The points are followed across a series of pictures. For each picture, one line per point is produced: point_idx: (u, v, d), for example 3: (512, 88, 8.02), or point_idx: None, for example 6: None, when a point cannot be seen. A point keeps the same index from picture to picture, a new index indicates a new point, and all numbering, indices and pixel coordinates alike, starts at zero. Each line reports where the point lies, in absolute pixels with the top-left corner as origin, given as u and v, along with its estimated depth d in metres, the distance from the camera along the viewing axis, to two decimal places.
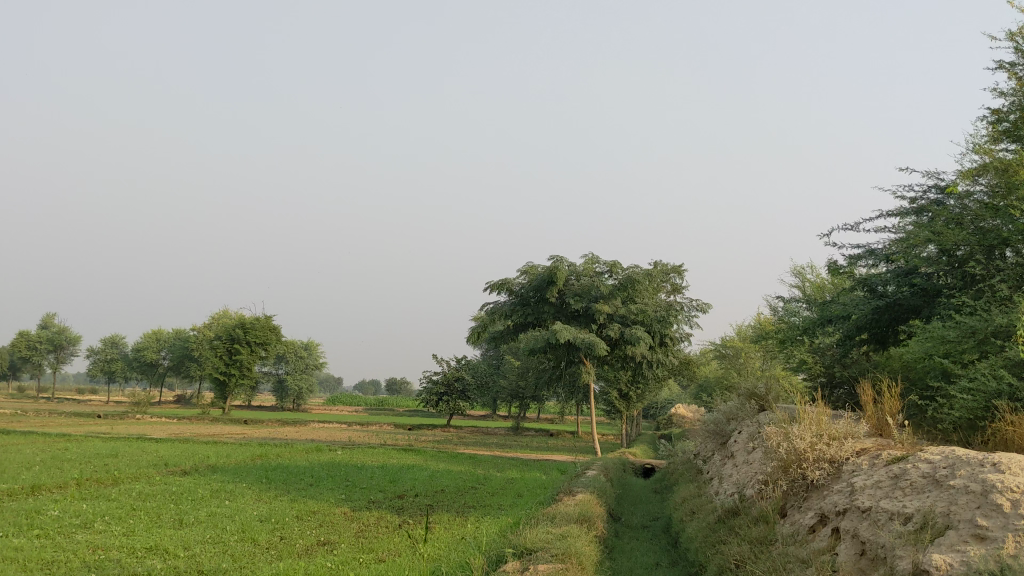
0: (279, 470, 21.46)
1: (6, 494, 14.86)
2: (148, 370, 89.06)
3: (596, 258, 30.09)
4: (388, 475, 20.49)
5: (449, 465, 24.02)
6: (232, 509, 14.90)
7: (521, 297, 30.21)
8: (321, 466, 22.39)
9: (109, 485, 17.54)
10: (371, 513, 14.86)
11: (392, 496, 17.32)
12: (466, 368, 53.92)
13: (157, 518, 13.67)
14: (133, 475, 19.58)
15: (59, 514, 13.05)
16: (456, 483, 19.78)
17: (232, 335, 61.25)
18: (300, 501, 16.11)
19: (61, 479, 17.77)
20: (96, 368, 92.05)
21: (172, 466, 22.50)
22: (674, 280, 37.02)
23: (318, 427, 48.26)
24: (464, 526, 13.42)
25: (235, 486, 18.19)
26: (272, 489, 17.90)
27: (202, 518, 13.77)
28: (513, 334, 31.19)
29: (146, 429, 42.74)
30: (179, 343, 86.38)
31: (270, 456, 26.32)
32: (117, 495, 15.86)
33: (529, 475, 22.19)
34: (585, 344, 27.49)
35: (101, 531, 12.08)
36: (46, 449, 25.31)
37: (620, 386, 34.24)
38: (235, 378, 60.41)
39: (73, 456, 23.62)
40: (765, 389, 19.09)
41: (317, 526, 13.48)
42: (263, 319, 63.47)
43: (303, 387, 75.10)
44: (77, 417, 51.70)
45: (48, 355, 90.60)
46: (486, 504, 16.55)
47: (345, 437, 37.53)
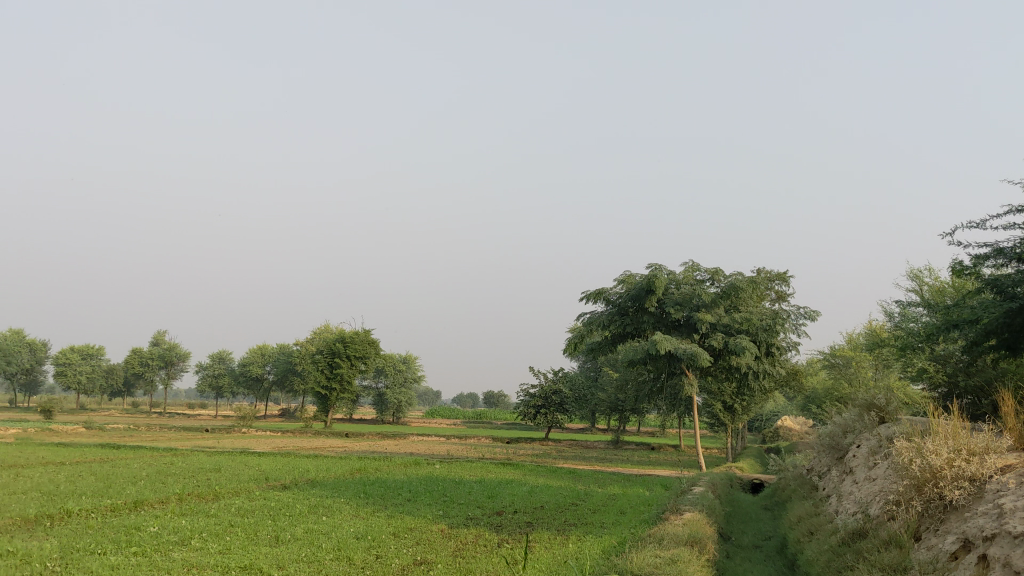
0: (377, 485, 21.14)
1: (110, 510, 14.88)
2: (254, 384, 91.17)
3: (697, 265, 29.04)
4: (486, 490, 19.97)
5: (548, 480, 23.37)
6: (329, 526, 14.58)
7: (619, 307, 29.37)
8: (419, 480, 22.05)
9: (210, 500, 17.45)
10: (469, 531, 14.35)
11: (491, 512, 16.77)
12: (564, 380, 53.29)
13: (255, 535, 13.41)
14: (234, 490, 19.60)
15: (158, 531, 12.93)
16: (556, 500, 19.11)
17: (334, 349, 62.07)
18: (397, 517, 15.75)
19: (164, 494, 17.74)
20: (206, 384, 94.76)
21: (273, 480, 22.43)
22: (779, 288, 35.61)
23: (417, 441, 48.22)
24: (565, 547, 12.76)
25: (332, 501, 17.94)
26: (370, 505, 17.57)
27: (298, 536, 13.45)
28: (612, 345, 30.40)
29: (250, 443, 43.47)
30: (282, 358, 88.08)
31: (370, 470, 26.18)
32: (216, 511, 15.72)
33: (632, 491, 21.36)
34: (686, 354, 26.48)
35: (198, 549, 11.84)
36: (153, 463, 25.68)
37: (725, 398, 33.06)
38: (336, 392, 61.13)
39: (177, 470, 23.78)
40: (885, 400, 17.82)
41: (415, 545, 12.98)
42: (363, 333, 64.03)
43: (403, 400, 75.63)
44: (184, 431, 52.94)
45: (160, 371, 93.64)
46: (588, 522, 15.84)
47: (445, 452, 37.34)
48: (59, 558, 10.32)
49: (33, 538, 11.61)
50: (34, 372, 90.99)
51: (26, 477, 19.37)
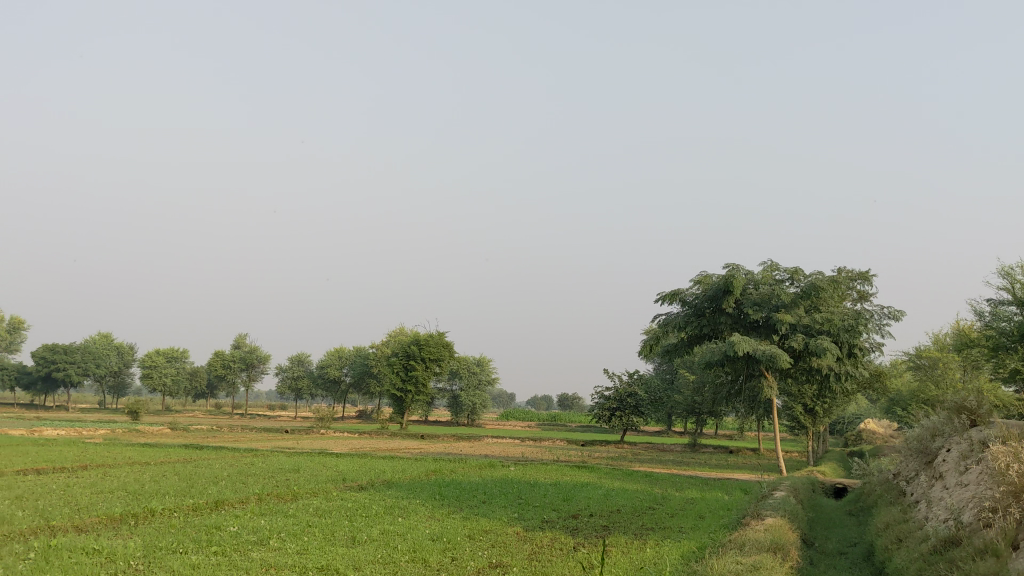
0: (452, 486, 21.14)
1: (192, 509, 15.18)
2: (331, 387, 92.65)
3: (775, 264, 28.40)
4: (562, 493, 19.81)
5: (624, 483, 23.06)
6: (404, 527, 14.60)
7: (696, 308, 28.90)
8: (494, 482, 22.00)
9: (288, 500, 17.70)
10: (545, 534, 14.20)
11: (566, 515, 16.61)
12: (640, 383, 52.86)
13: (332, 536, 13.49)
14: (312, 490, 19.86)
15: (237, 531, 13.11)
16: (632, 503, 18.82)
17: (409, 352, 62.66)
18: (473, 519, 15.72)
19: (244, 494, 18.03)
20: (286, 386, 96.77)
21: (350, 481, 22.70)
22: (860, 287, 34.61)
23: (492, 443, 48.30)
24: (642, 551, 12.51)
25: (408, 502, 17.98)
26: (445, 506, 17.55)
27: (374, 537, 13.48)
28: (688, 347, 29.94)
29: (328, 443, 44.21)
30: (359, 360, 89.26)
31: (446, 472, 26.24)
32: (295, 511, 15.91)
33: (710, 495, 20.92)
34: (766, 355, 25.88)
35: (276, 549, 11.95)
36: (235, 463, 26.23)
37: (805, 400, 32.27)
38: (412, 394, 61.75)
39: (258, 471, 24.26)
40: (976, 402, 17.08)
41: (490, 548, 12.88)
42: (437, 336, 64.43)
43: (477, 403, 75.97)
44: (265, 432, 54.07)
45: (241, 373, 95.87)
46: (666, 527, 15.54)
47: (520, 454, 37.25)
48: (143, 556, 10.53)
49: (117, 536, 11.87)
50: (122, 374, 93.98)
51: (114, 477, 19.93)
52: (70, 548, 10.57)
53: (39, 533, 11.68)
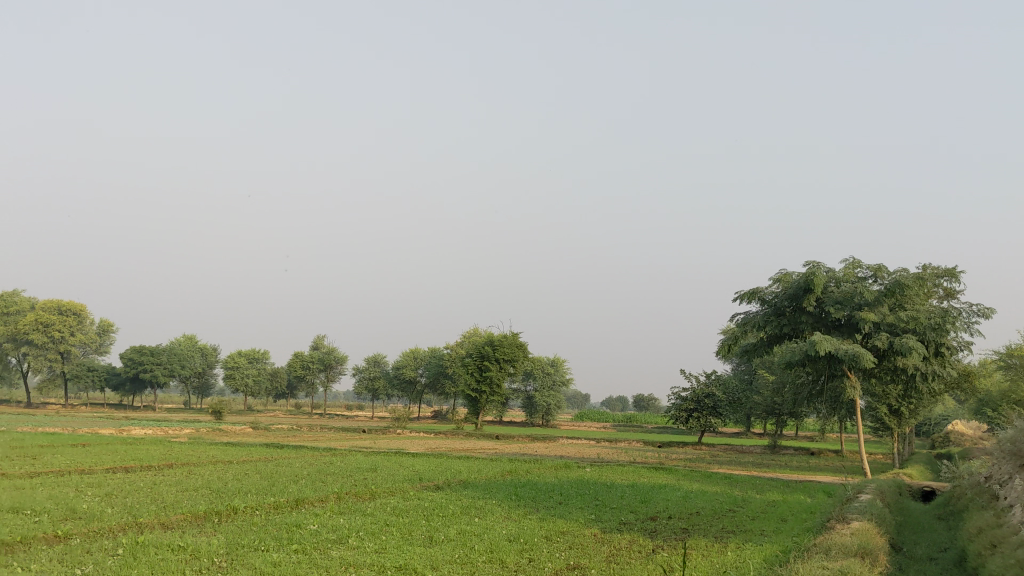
0: (528, 487, 21.05)
1: (273, 508, 15.45)
2: (407, 387, 93.57)
3: (858, 262, 27.64)
4: (640, 495, 19.56)
5: (703, 485, 22.66)
6: (482, 527, 14.61)
7: (775, 307, 28.31)
8: (570, 483, 21.84)
9: (366, 499, 17.88)
10: (622, 536, 14.02)
11: (644, 517, 16.39)
12: (717, 384, 52.10)
13: (409, 535, 13.57)
14: (390, 489, 20.02)
15: (317, 529, 13.27)
16: (712, 505, 18.52)
17: (483, 352, 62.91)
18: (550, 520, 15.62)
19: (324, 493, 18.28)
20: (363, 387, 98.10)
21: (427, 481, 22.85)
22: (947, 284, 33.44)
23: (567, 444, 48.08)
24: (723, 554, 12.27)
25: (485, 503, 18.00)
26: (522, 507, 17.52)
27: (451, 536, 13.51)
28: (768, 347, 29.35)
29: (405, 443, 44.68)
30: (433, 360, 89.96)
31: (522, 472, 26.21)
32: (373, 510, 16.06)
33: (792, 498, 20.42)
34: (849, 355, 25.19)
35: (354, 548, 12.04)
36: (315, 463, 26.67)
37: (890, 401, 31.31)
38: (486, 395, 61.99)
39: (337, 470, 24.62)
40: None
41: (568, 549, 12.77)
42: (511, 336, 64.47)
43: (552, 403, 75.87)
44: (343, 432, 54.88)
45: (319, 374, 97.54)
46: (747, 530, 15.23)
47: (596, 455, 37.00)
48: (226, 554, 10.71)
49: (202, 533, 12.11)
50: (206, 375, 96.50)
51: (199, 475, 20.42)
52: (156, 545, 10.82)
53: (127, 530, 12.01)
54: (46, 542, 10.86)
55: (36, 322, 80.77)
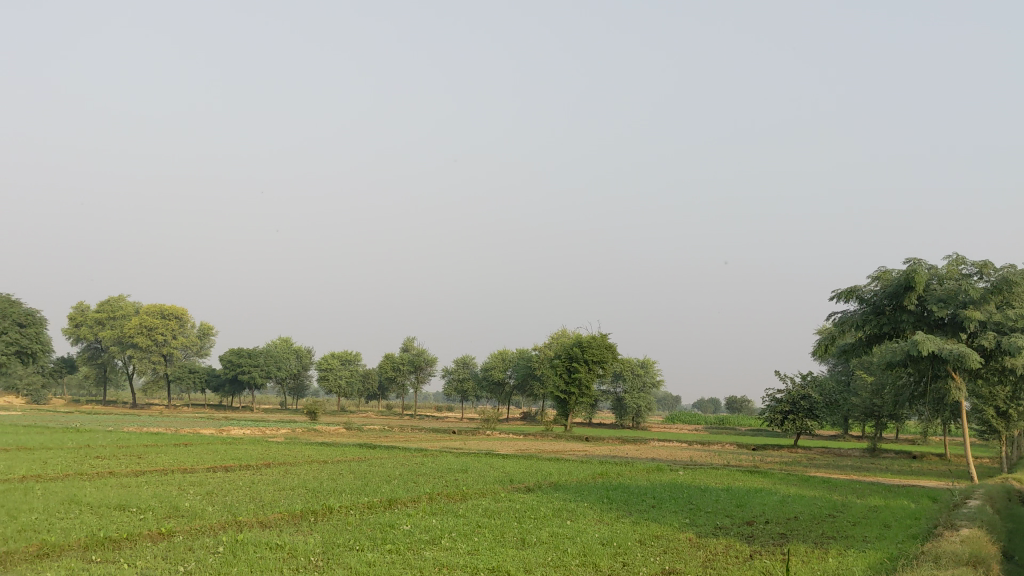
0: (620, 490, 20.76)
1: (367, 507, 15.62)
2: (497, 389, 93.92)
3: (962, 258, 26.52)
4: (735, 499, 19.13)
5: (801, 489, 22.03)
6: (574, 529, 14.47)
7: (875, 306, 27.36)
8: (663, 487, 21.48)
9: (459, 500, 17.97)
10: (719, 541, 13.71)
11: (740, 522, 16.01)
12: (813, 385, 50.71)
13: (501, 537, 13.53)
14: (481, 491, 20.04)
15: (410, 529, 13.37)
16: (811, 510, 17.97)
17: (571, 353, 62.68)
18: (643, 524, 15.39)
19: (417, 494, 18.44)
20: (452, 388, 98.86)
21: (518, 482, 22.81)
22: None
23: (659, 446, 47.45)
24: (825, 561, 11.88)
25: (576, 505, 17.87)
26: (614, 510, 17.32)
27: (544, 539, 13.43)
28: (867, 347, 28.42)
29: (496, 445, 44.88)
30: (522, 362, 90.01)
31: (613, 474, 25.96)
32: (465, 512, 16.10)
33: (895, 503, 19.65)
34: (953, 355, 24.17)
35: (447, 549, 12.06)
36: (407, 463, 26.95)
37: (997, 403, 29.95)
38: (576, 396, 61.71)
39: (428, 470, 24.82)
40: None
41: (663, 553, 12.55)
42: (600, 337, 63.99)
43: (643, 405, 75.09)
44: (434, 433, 55.35)
45: (410, 375, 98.67)
46: (848, 535, 14.72)
47: (689, 458, 36.39)
48: (322, 553, 10.85)
49: (298, 532, 12.31)
50: (301, 377, 98.72)
51: (295, 475, 20.86)
52: (256, 543, 11.03)
53: (228, 528, 12.30)
54: (150, 539, 11.20)
55: (140, 326, 84.01)
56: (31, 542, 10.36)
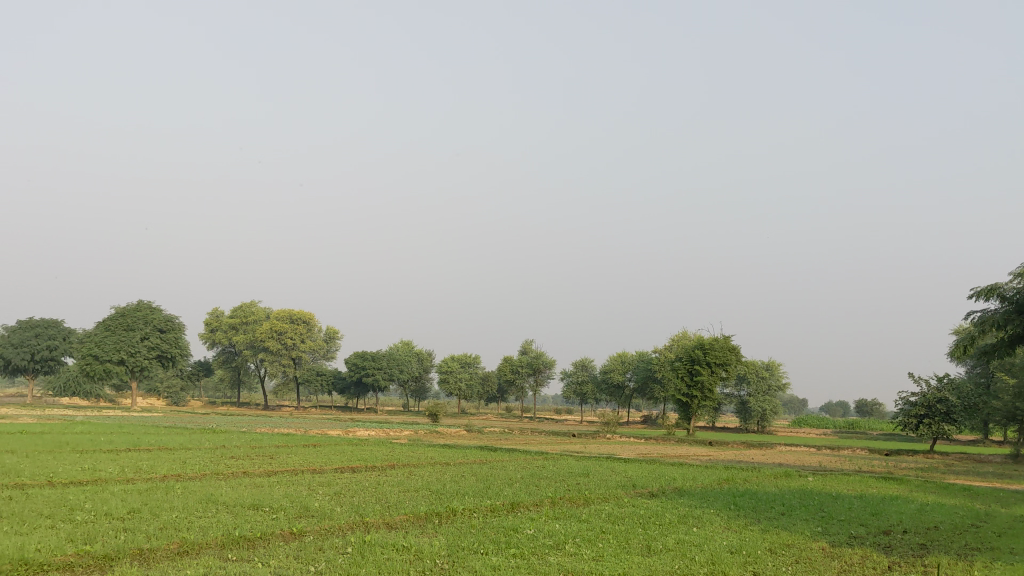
0: (747, 497, 20.20)
1: (490, 511, 15.69)
2: (617, 392, 93.23)
3: None
4: (869, 507, 18.31)
5: (939, 497, 20.93)
6: (701, 537, 14.14)
7: (1017, 304, 25.75)
8: (792, 493, 20.77)
9: (581, 505, 17.83)
10: (854, 551, 13.14)
11: (876, 531, 15.30)
12: (950, 388, 48.21)
13: (626, 543, 13.33)
14: (604, 496, 19.84)
15: (534, 533, 13.34)
16: (952, 520, 17.02)
17: (693, 356, 61.60)
18: (772, 532, 14.90)
19: (539, 498, 18.40)
20: (572, 391, 98.75)
21: (640, 487, 22.48)
22: None
23: (785, 451, 46.05)
24: None
25: (703, 511, 17.48)
26: (741, 517, 16.87)
27: (670, 546, 13.14)
28: (1009, 348, 26.75)
29: (617, 449, 44.42)
30: (642, 365, 89.06)
31: (737, 480, 25.34)
32: (589, 517, 15.96)
33: None
34: None
35: (572, 554, 11.96)
36: (527, 467, 26.99)
37: None
38: (698, 400, 60.60)
39: (549, 474, 24.77)
40: None
41: (795, 563, 12.10)
42: (722, 339, 62.64)
43: (767, 408, 73.13)
44: (555, 436, 55.34)
45: (529, 378, 99.02)
46: (996, 547, 13.87)
47: (816, 463, 35.23)
48: (447, 555, 10.93)
49: (424, 534, 12.45)
50: (423, 380, 100.50)
51: (419, 476, 21.23)
52: (382, 544, 11.20)
53: (355, 529, 12.55)
54: (282, 539, 11.51)
55: (271, 330, 87.41)
56: (172, 539, 10.79)
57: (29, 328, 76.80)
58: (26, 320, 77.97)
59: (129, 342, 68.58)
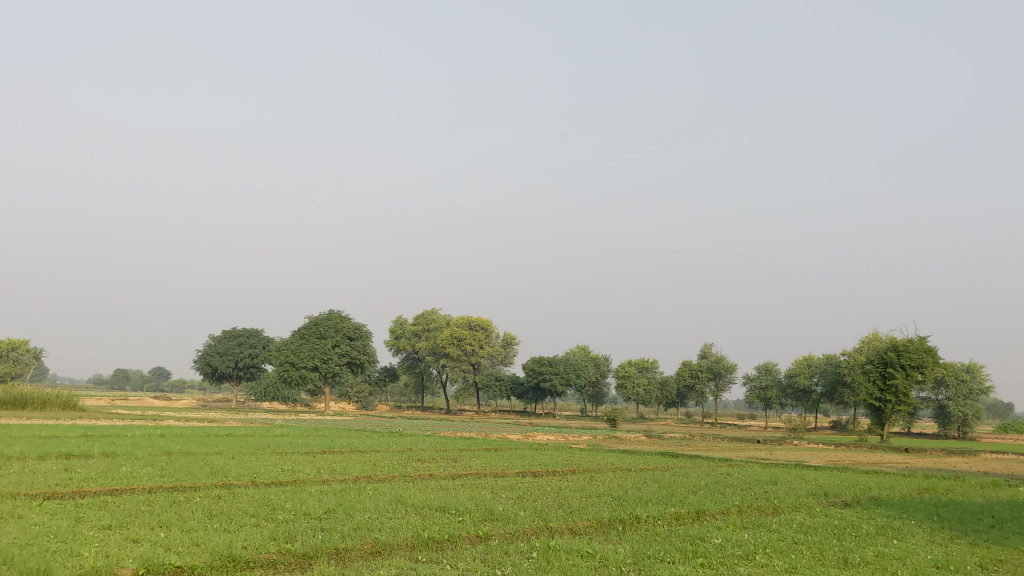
0: (951, 508, 18.79)
1: (675, 518, 15.36)
2: (803, 397, 89.57)
3: None
4: None
5: None
6: (902, 551, 13.25)
7: None
8: (1003, 505, 19.15)
9: (769, 514, 17.15)
10: None
11: None
12: None
13: (821, 555, 12.67)
14: (793, 505, 19.02)
15: (722, 543, 12.93)
16: None
17: (886, 359, 58.33)
18: (982, 546, 13.77)
19: (724, 506, 17.85)
20: (755, 396, 95.81)
21: (832, 496, 21.38)
22: None
23: (993, 459, 42.68)
24: None
25: (903, 523, 16.45)
26: (945, 529, 15.72)
27: (869, 559, 12.41)
28: None
29: (806, 455, 42.59)
30: (829, 368, 85.16)
31: (940, 490, 23.70)
32: (777, 526, 15.34)
33: None
34: None
35: (763, 566, 11.50)
36: (711, 473, 26.30)
37: None
38: (892, 405, 57.29)
39: (735, 482, 24.05)
40: None
41: None
42: (918, 341, 58.89)
43: (970, 414, 68.16)
44: (738, 442, 53.80)
45: (709, 383, 96.78)
46: None
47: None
48: (635, 564, 10.76)
49: (609, 541, 12.35)
50: (601, 385, 100.34)
51: (600, 482, 21.10)
52: (567, 550, 11.18)
53: (538, 534, 12.59)
54: (469, 541, 11.71)
55: (451, 337, 89.93)
56: (365, 540, 11.18)
57: (233, 338, 82.36)
58: (230, 330, 83.67)
59: (322, 350, 72.39)
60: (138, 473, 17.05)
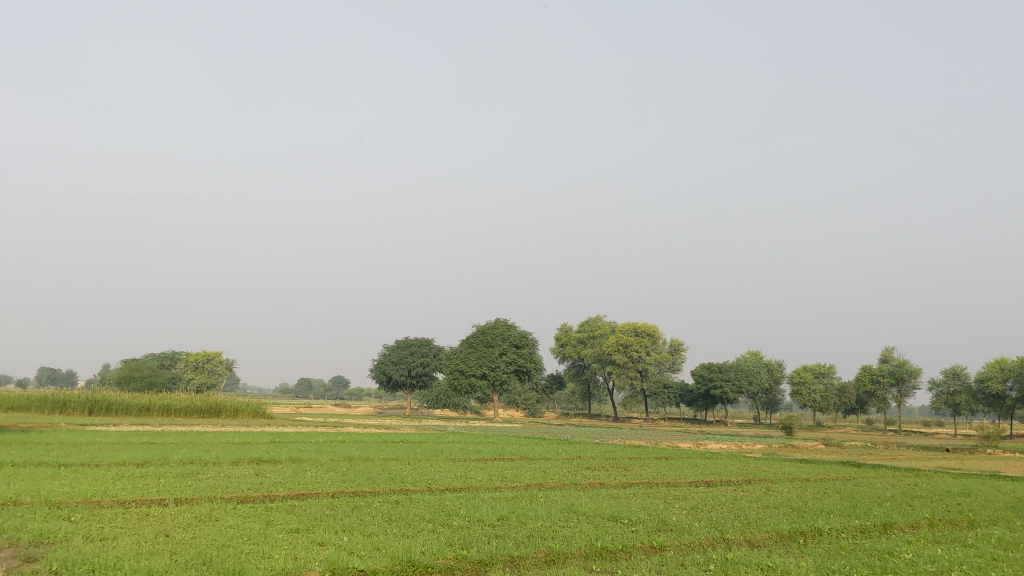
0: None
1: (858, 531, 14.58)
2: (997, 403, 83.43)
3: None
4: None
5: None
6: None
7: None
8: None
9: (965, 528, 16.02)
10: None
11: None
12: None
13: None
14: (992, 519, 17.68)
15: (913, 559, 12.16)
16: None
17: None
18: None
19: (914, 519, 16.81)
20: (941, 402, 90.08)
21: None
22: None
23: None
24: None
25: None
26: None
27: None
28: None
29: (1002, 465, 39.60)
30: None
31: None
32: (975, 542, 14.28)
33: None
34: None
35: None
36: (898, 484, 24.87)
37: None
38: None
39: (924, 493, 22.65)
40: None
41: None
42: None
43: None
44: (925, 451, 50.67)
45: (891, 389, 91.74)
46: None
47: None
48: None
49: (790, 554, 11.88)
50: (773, 391, 97.12)
51: (778, 492, 20.38)
52: (745, 563, 10.82)
53: (716, 545, 12.27)
54: (643, 552, 11.54)
55: (618, 344, 89.55)
56: (540, 548, 11.23)
57: (405, 347, 85.18)
58: (403, 340, 86.58)
59: (490, 358, 73.73)
60: (321, 478, 17.85)
